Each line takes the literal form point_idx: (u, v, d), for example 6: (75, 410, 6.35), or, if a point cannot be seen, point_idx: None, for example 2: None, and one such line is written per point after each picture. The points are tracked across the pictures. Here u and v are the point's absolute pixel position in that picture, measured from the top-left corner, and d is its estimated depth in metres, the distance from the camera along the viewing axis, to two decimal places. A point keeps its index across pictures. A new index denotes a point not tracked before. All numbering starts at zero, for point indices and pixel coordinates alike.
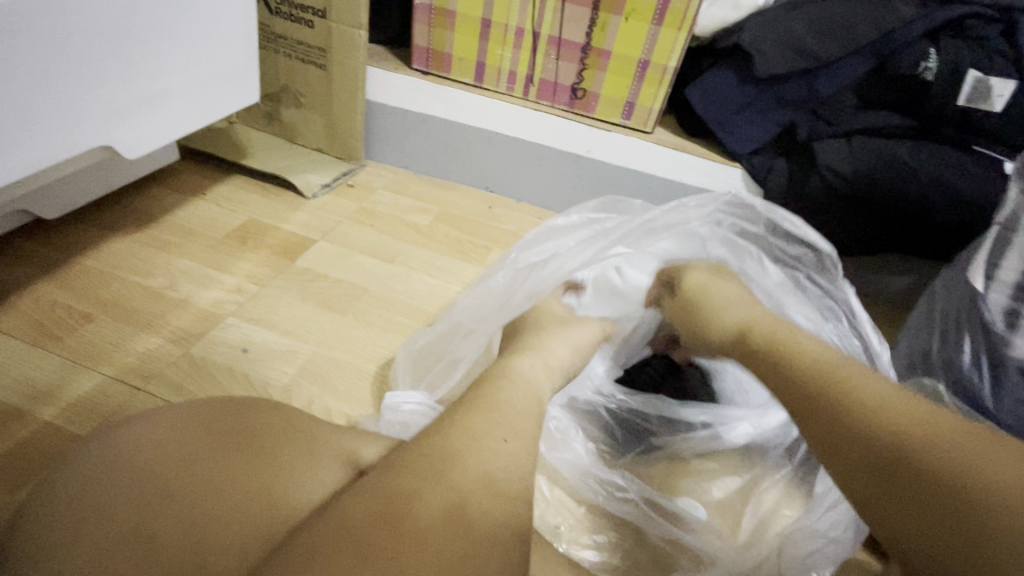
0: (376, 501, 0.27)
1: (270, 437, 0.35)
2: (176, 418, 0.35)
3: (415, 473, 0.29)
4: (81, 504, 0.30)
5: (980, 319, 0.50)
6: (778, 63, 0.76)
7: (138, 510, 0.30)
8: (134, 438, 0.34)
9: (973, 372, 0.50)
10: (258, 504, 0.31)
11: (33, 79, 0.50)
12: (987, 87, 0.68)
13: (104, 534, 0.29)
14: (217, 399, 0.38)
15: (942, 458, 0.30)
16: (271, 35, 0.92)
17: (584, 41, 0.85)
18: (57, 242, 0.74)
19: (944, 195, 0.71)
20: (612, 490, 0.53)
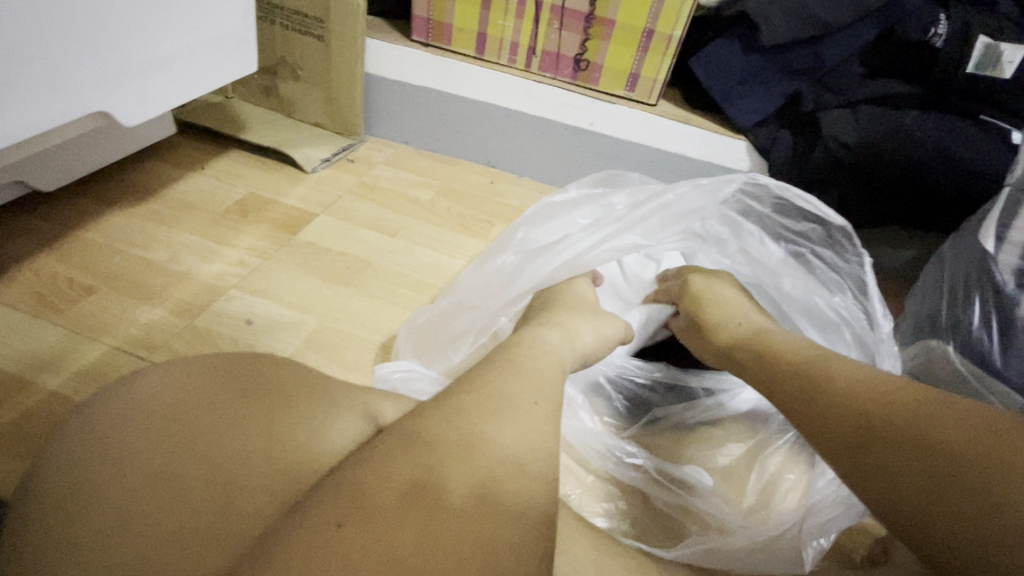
0: (401, 467, 0.25)
1: (288, 390, 0.35)
2: (192, 369, 0.35)
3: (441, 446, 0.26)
4: (101, 450, 0.31)
5: (991, 280, 0.50)
6: (783, 32, 0.75)
7: (162, 453, 0.30)
8: (153, 387, 0.34)
9: (982, 332, 0.49)
10: (282, 450, 0.32)
11: (30, 43, 0.48)
12: (997, 53, 0.67)
13: (131, 476, 0.29)
14: (231, 353, 0.38)
15: (904, 419, 0.33)
16: (267, 5, 0.90)
17: (587, 10, 0.83)
18: (54, 215, 0.72)
19: (951, 164, 0.70)
20: (623, 456, 0.53)
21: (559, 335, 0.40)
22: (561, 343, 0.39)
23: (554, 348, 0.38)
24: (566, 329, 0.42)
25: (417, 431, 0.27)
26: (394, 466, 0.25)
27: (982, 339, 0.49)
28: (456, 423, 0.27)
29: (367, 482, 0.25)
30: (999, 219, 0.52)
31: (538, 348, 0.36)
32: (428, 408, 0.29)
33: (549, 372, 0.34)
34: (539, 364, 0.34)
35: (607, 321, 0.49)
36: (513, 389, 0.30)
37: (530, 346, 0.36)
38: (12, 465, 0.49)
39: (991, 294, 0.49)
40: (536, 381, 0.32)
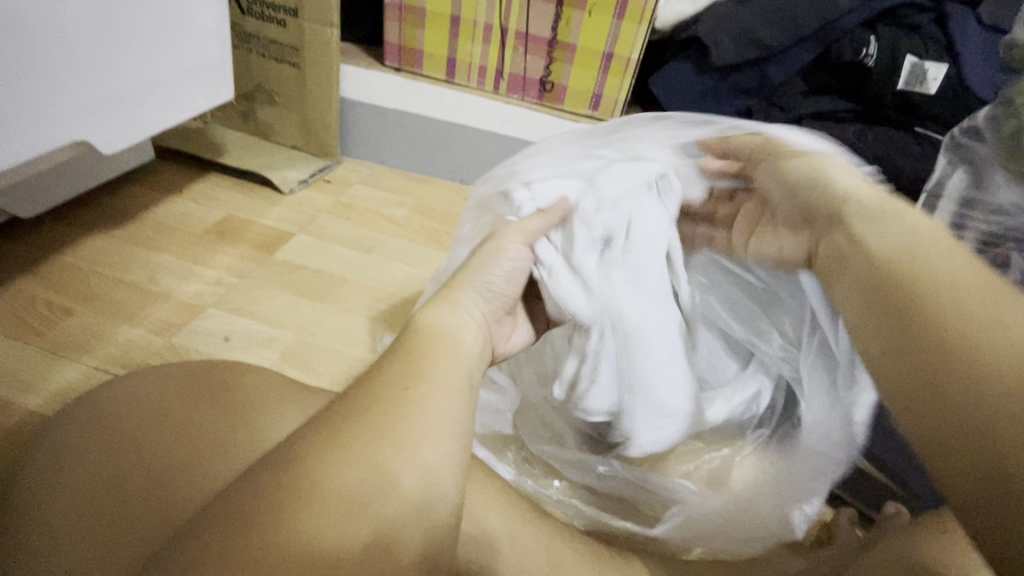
0: (278, 479, 0.26)
1: (239, 396, 0.42)
2: (157, 381, 0.42)
3: (359, 499, 0.27)
4: (71, 457, 0.37)
5: None
6: (731, 54, 0.80)
7: (114, 460, 0.36)
8: (124, 395, 0.41)
9: None
10: (225, 447, 0.38)
11: (14, 77, 0.51)
12: (922, 71, 0.73)
13: (89, 478, 0.36)
14: (189, 365, 0.44)
15: None
16: (243, 34, 0.93)
17: (550, 35, 0.88)
18: (33, 240, 0.74)
19: (889, 172, 0.76)
20: (596, 470, 0.52)
21: (455, 315, 0.37)
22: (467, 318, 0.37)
23: (449, 326, 0.36)
24: (483, 289, 0.40)
25: (327, 447, 0.27)
26: (312, 492, 0.26)
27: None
28: (367, 438, 0.28)
29: (284, 516, 0.25)
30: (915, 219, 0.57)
31: (448, 340, 0.35)
32: (341, 416, 0.29)
33: (452, 358, 0.34)
34: (447, 351, 0.34)
35: (485, 249, 0.41)
36: (401, 381, 0.31)
37: (442, 335, 0.35)
38: None
39: None
40: (440, 376, 0.32)
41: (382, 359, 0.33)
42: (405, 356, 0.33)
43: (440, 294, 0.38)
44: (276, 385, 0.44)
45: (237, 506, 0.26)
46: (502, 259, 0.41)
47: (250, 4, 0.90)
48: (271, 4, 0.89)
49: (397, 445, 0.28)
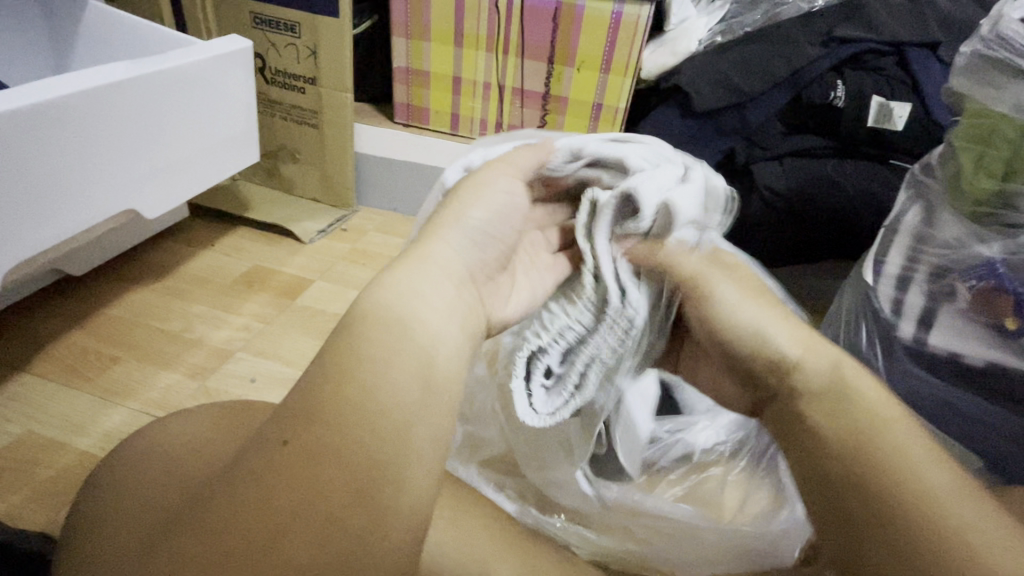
0: (266, 455, 0.27)
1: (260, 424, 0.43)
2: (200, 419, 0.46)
3: (319, 505, 0.26)
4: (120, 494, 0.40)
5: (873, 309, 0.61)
6: (711, 99, 0.86)
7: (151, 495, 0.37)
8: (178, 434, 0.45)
9: (870, 350, 0.61)
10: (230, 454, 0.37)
11: (69, 163, 0.60)
12: (889, 109, 0.78)
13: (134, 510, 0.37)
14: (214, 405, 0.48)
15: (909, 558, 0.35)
16: (268, 101, 1.03)
17: (543, 90, 0.96)
18: (83, 295, 0.83)
19: (870, 205, 0.81)
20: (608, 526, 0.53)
21: (421, 276, 0.34)
22: (434, 287, 0.34)
23: (406, 303, 0.32)
24: (436, 266, 0.35)
25: (299, 447, 0.27)
26: (257, 484, 0.26)
27: (870, 359, 0.61)
28: (301, 433, 0.27)
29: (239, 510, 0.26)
30: (875, 254, 0.62)
31: (410, 333, 0.31)
32: (300, 410, 0.28)
33: (400, 351, 0.30)
34: (370, 358, 0.29)
35: (463, 193, 0.39)
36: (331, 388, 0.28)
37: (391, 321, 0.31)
38: (52, 515, 0.57)
39: (875, 321, 0.61)
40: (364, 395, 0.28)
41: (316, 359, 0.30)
42: (341, 354, 0.30)
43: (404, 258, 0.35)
44: None
45: (211, 516, 0.27)
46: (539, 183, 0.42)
47: (274, 75, 1.01)
48: (292, 74, 0.99)
49: (347, 458, 0.27)
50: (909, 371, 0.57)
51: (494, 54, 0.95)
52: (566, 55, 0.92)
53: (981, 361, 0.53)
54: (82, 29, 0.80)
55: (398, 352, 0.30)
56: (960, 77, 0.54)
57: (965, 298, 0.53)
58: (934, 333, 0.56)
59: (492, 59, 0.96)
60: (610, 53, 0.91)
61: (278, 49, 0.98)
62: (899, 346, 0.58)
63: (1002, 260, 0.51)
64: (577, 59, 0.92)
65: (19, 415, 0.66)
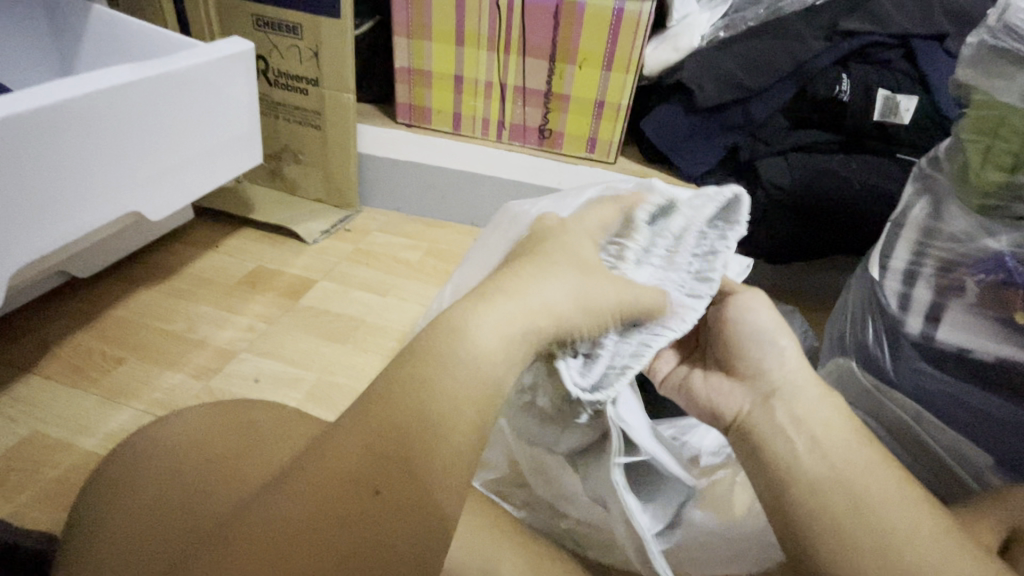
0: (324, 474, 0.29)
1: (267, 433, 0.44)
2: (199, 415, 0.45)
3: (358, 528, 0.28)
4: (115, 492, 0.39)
5: (881, 304, 0.61)
6: (715, 95, 0.85)
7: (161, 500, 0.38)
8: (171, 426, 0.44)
9: (878, 348, 0.61)
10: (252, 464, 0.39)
11: (74, 166, 0.61)
12: (895, 103, 0.77)
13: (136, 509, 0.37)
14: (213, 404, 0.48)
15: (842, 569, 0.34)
16: (271, 103, 1.04)
17: (545, 88, 0.96)
18: (89, 297, 0.83)
19: (876, 200, 0.80)
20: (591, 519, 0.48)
21: (498, 322, 0.34)
22: (505, 324, 0.34)
23: (494, 356, 0.33)
24: (522, 309, 0.35)
25: (347, 476, 0.29)
26: (319, 495, 0.28)
27: (877, 355, 0.60)
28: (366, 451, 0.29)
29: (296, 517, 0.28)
30: (883, 249, 0.63)
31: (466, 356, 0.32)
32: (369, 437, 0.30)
33: (465, 384, 0.32)
34: (441, 401, 0.31)
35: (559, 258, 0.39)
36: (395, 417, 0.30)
37: (458, 338, 0.33)
38: (58, 514, 0.58)
39: (883, 317, 0.60)
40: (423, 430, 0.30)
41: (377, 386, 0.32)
42: (409, 383, 0.31)
43: (489, 295, 0.35)
44: (289, 417, 0.47)
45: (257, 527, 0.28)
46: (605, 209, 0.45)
47: (277, 77, 1.01)
48: (295, 76, 0.99)
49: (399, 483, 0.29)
50: (917, 369, 0.56)
51: (496, 53, 0.95)
52: (567, 53, 0.92)
53: (991, 356, 0.51)
54: (86, 33, 0.80)
55: (452, 402, 0.31)
56: (969, 67, 0.53)
57: (974, 293, 0.52)
58: (941, 327, 0.54)
59: (493, 58, 0.95)
60: (612, 50, 0.90)
61: (280, 50, 0.98)
62: (906, 342, 0.57)
63: (1011, 255, 0.50)
64: (579, 57, 0.92)
65: (25, 417, 0.66)
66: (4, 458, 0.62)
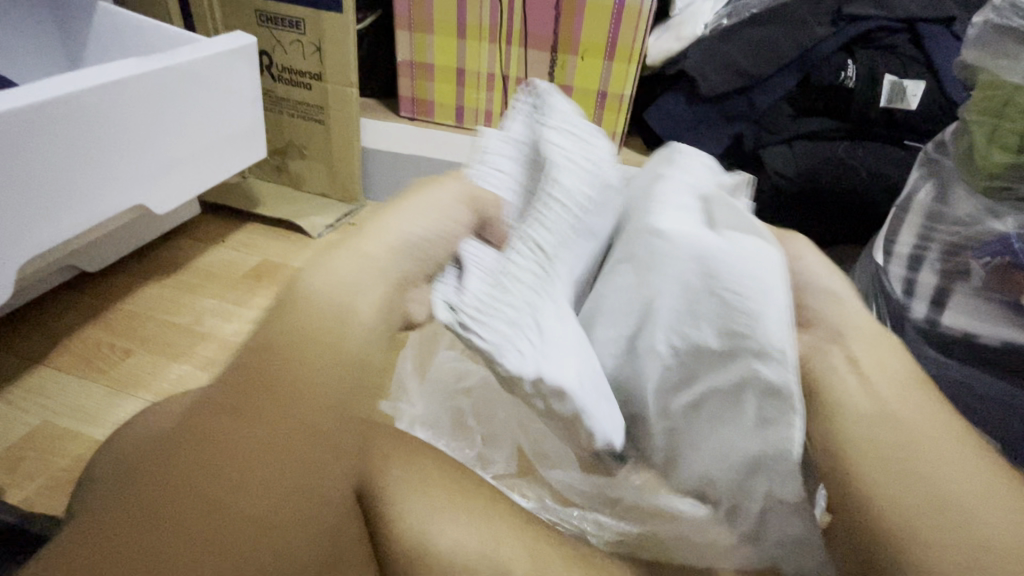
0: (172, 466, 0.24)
1: None
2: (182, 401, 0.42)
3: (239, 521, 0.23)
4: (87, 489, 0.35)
5: (883, 288, 0.60)
6: (720, 84, 0.85)
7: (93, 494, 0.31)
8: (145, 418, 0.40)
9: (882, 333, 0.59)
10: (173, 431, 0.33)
11: (78, 159, 0.61)
12: (902, 88, 0.76)
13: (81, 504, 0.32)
14: None
15: None
16: (275, 98, 1.05)
17: (547, 79, 0.96)
18: (98, 290, 0.85)
19: (882, 187, 0.79)
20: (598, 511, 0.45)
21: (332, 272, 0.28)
22: (359, 271, 0.28)
23: (343, 297, 0.27)
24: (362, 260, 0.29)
25: (227, 457, 0.24)
26: (261, 470, 0.24)
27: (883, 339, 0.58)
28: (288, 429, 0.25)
29: (239, 508, 0.23)
30: (886, 235, 0.62)
31: (332, 303, 0.27)
32: (212, 425, 0.24)
33: (324, 325, 0.26)
34: (332, 339, 0.26)
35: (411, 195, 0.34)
36: (264, 365, 0.25)
37: (316, 293, 0.27)
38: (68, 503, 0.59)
39: (886, 301, 0.59)
40: (314, 397, 0.25)
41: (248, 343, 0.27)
42: (276, 337, 0.26)
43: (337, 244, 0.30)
44: None
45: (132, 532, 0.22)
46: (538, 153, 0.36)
47: (280, 72, 1.02)
48: (298, 71, 1.00)
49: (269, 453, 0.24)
50: (926, 354, 0.54)
51: (497, 45, 0.95)
52: (569, 43, 0.92)
53: (996, 342, 0.52)
54: (92, 31, 0.82)
55: (332, 337, 0.26)
56: (972, 49, 0.53)
57: (979, 277, 0.52)
58: (946, 313, 0.55)
59: (495, 49, 0.95)
60: (615, 41, 0.90)
61: (283, 46, 0.99)
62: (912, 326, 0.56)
63: (1017, 236, 0.49)
64: (580, 47, 0.91)
65: (35, 407, 0.67)
66: (16, 447, 0.63)
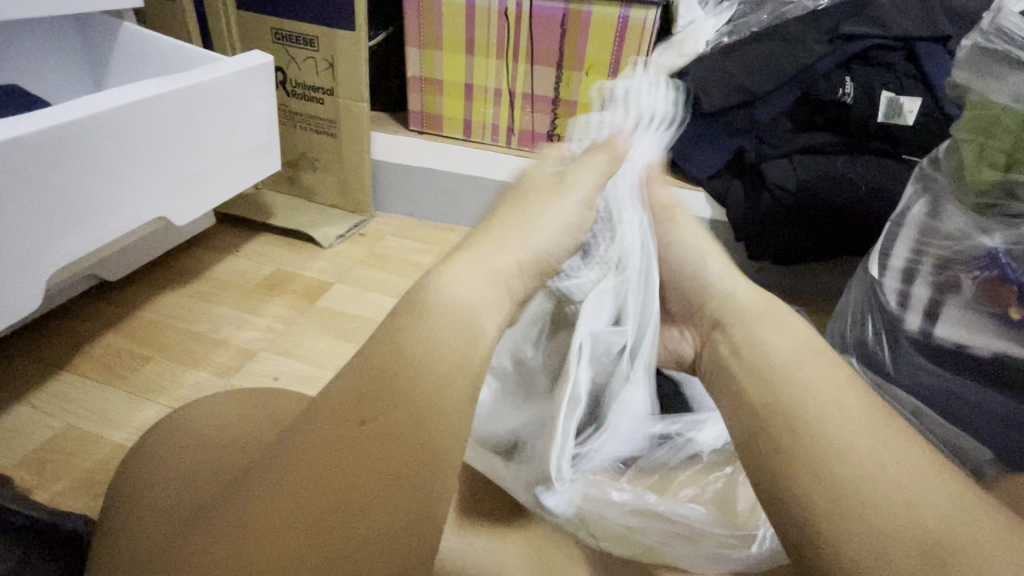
0: (313, 449, 0.29)
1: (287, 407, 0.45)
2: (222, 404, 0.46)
3: (366, 494, 0.28)
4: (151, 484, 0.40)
5: (879, 301, 0.62)
6: (720, 98, 0.86)
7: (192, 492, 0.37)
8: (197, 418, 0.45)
9: (877, 345, 0.62)
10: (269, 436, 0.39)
11: (103, 176, 0.64)
12: (899, 105, 0.78)
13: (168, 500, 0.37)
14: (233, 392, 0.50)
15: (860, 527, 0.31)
16: (288, 112, 1.08)
17: (553, 95, 0.99)
18: (118, 299, 0.88)
19: (883, 200, 0.81)
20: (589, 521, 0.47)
21: (463, 277, 0.36)
22: (484, 286, 0.36)
23: (470, 305, 0.35)
24: (491, 270, 0.37)
25: (354, 450, 0.29)
26: (379, 467, 0.29)
27: (876, 352, 0.61)
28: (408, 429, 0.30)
29: (353, 505, 0.28)
30: (882, 248, 0.64)
31: (439, 308, 0.34)
32: (346, 415, 0.29)
33: (451, 333, 0.33)
34: (444, 353, 0.32)
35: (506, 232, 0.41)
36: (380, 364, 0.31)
37: (439, 309, 0.33)
38: (91, 504, 0.61)
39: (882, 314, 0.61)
40: (429, 381, 0.31)
41: (373, 343, 0.32)
42: (395, 336, 0.32)
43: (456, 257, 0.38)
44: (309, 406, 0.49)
45: (282, 507, 0.27)
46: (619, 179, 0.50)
47: (294, 87, 1.05)
48: (311, 86, 1.03)
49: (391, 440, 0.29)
50: (917, 365, 0.56)
51: (505, 61, 0.98)
52: (574, 60, 0.94)
53: (988, 352, 0.53)
54: (116, 50, 0.85)
55: (449, 343, 0.33)
56: (963, 69, 0.54)
57: (969, 290, 0.54)
58: (940, 325, 0.56)
59: (503, 66, 0.98)
60: (619, 57, 0.92)
61: (298, 62, 1.02)
62: (905, 339, 0.59)
63: (1004, 251, 0.51)
64: (586, 63, 0.94)
65: (59, 411, 0.70)
66: (41, 450, 0.65)
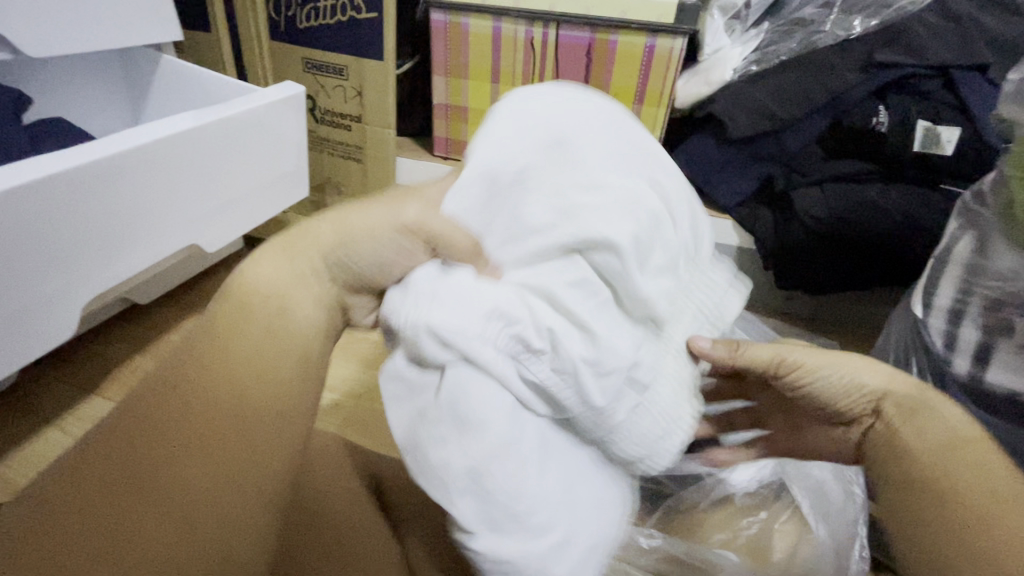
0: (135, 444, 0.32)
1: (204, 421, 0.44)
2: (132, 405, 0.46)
3: (177, 491, 0.32)
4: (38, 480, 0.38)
5: (924, 341, 0.60)
6: (748, 127, 0.85)
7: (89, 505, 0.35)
8: None
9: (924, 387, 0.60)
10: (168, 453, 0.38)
11: (139, 208, 0.66)
12: (936, 134, 0.76)
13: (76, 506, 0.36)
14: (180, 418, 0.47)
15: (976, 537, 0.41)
16: (317, 139, 1.10)
17: None
18: (147, 321, 0.89)
19: (919, 231, 0.79)
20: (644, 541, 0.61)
21: (278, 265, 0.38)
22: (283, 276, 0.37)
23: (278, 292, 0.37)
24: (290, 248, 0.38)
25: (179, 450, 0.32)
26: (191, 501, 0.32)
27: None
28: (251, 484, 0.33)
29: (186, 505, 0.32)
30: (926, 286, 0.62)
31: (249, 295, 0.36)
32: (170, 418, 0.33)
33: (261, 328, 0.36)
34: (271, 349, 0.36)
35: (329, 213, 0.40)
36: (242, 374, 0.34)
37: (251, 296, 0.36)
38: None
39: (927, 354, 0.60)
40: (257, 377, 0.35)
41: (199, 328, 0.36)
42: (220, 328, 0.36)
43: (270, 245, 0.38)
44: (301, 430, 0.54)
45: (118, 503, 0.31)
46: (756, 346, 0.51)
47: (322, 114, 1.07)
48: (338, 114, 1.05)
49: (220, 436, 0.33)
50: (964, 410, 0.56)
51: (529, 89, 0.98)
52: (599, 88, 0.95)
53: None
54: (155, 80, 0.88)
55: (277, 336, 0.36)
56: (1011, 103, 0.53)
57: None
58: (990, 369, 0.54)
59: None
60: (644, 86, 0.92)
61: (326, 91, 1.04)
62: (952, 381, 0.57)
63: None
64: (610, 92, 0.94)
65: None
66: None
